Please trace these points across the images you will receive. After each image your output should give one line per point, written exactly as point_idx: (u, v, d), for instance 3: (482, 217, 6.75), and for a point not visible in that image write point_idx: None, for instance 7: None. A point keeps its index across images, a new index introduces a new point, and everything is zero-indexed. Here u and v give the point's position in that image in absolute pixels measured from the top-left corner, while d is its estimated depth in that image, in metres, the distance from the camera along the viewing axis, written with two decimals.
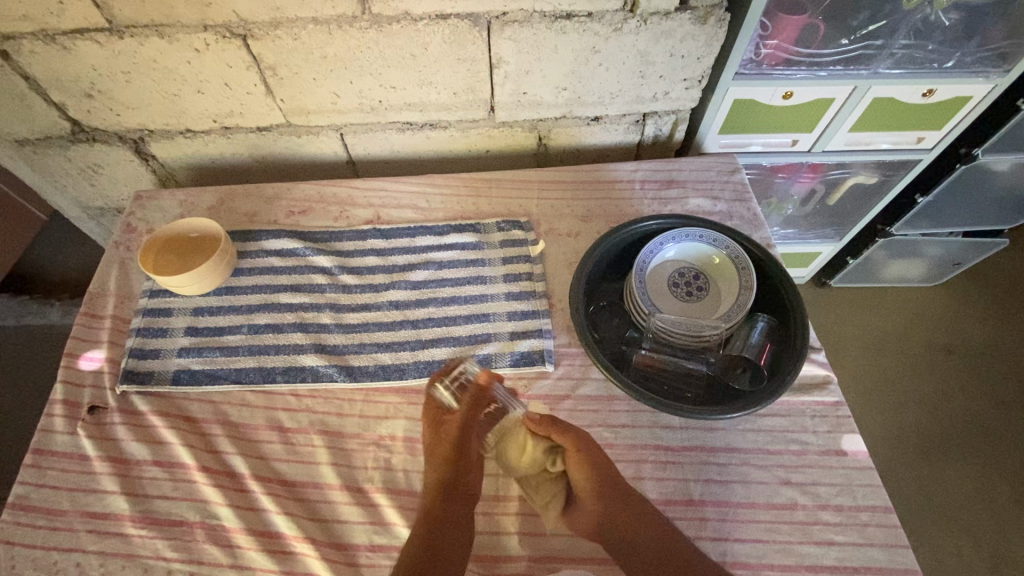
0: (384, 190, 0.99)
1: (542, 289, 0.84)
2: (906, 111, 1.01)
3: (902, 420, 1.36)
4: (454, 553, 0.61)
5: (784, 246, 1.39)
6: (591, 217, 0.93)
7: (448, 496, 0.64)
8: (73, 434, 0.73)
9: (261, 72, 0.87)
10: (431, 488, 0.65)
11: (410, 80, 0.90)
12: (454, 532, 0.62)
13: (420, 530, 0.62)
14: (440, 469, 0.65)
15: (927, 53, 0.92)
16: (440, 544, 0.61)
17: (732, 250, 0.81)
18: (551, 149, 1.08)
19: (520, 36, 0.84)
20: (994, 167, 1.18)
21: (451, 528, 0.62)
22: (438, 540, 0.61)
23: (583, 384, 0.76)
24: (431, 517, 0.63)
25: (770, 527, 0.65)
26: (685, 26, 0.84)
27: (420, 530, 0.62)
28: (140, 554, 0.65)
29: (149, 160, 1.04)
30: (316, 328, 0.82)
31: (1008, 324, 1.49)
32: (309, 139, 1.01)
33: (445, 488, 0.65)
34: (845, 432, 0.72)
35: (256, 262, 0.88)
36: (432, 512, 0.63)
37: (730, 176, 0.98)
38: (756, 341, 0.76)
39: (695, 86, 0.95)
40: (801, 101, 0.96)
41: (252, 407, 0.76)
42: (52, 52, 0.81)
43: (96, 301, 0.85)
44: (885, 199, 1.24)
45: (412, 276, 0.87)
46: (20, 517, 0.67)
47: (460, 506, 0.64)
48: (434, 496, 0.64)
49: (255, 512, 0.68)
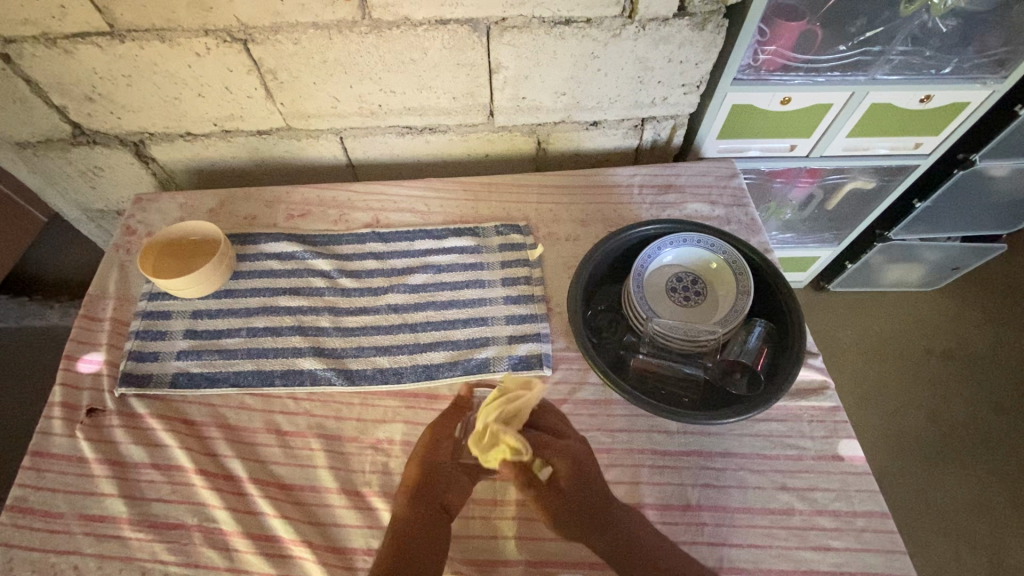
0: (384, 194, 0.99)
1: (541, 293, 0.85)
2: (903, 118, 1.01)
3: (900, 424, 1.36)
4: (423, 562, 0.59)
5: (781, 250, 1.38)
6: (589, 222, 0.93)
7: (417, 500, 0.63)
8: (71, 436, 0.73)
9: (261, 76, 0.87)
10: (402, 494, 0.64)
11: (410, 85, 0.90)
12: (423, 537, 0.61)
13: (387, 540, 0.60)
14: (411, 476, 0.65)
15: (924, 59, 0.93)
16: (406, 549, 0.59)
17: (730, 255, 0.82)
18: (550, 153, 1.08)
19: (519, 42, 0.84)
20: (991, 173, 1.18)
21: (423, 532, 0.61)
22: (407, 547, 0.59)
23: (581, 388, 0.76)
24: (403, 523, 0.61)
25: (767, 532, 0.66)
26: (684, 32, 0.84)
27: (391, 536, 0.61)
28: (137, 557, 0.65)
29: (149, 163, 1.04)
30: (315, 331, 0.82)
31: (1005, 329, 1.49)
32: (309, 143, 1.01)
33: (416, 491, 0.64)
34: (843, 438, 0.72)
35: (256, 265, 0.88)
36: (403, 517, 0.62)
37: (728, 181, 0.99)
38: (754, 345, 0.76)
39: (694, 91, 0.95)
40: (799, 105, 0.96)
41: (251, 410, 0.76)
42: (53, 55, 0.82)
43: (95, 304, 0.85)
44: (883, 206, 1.25)
45: (411, 279, 0.87)
46: (19, 519, 0.67)
47: (431, 511, 0.63)
48: (404, 504, 0.63)
49: (253, 515, 0.68)
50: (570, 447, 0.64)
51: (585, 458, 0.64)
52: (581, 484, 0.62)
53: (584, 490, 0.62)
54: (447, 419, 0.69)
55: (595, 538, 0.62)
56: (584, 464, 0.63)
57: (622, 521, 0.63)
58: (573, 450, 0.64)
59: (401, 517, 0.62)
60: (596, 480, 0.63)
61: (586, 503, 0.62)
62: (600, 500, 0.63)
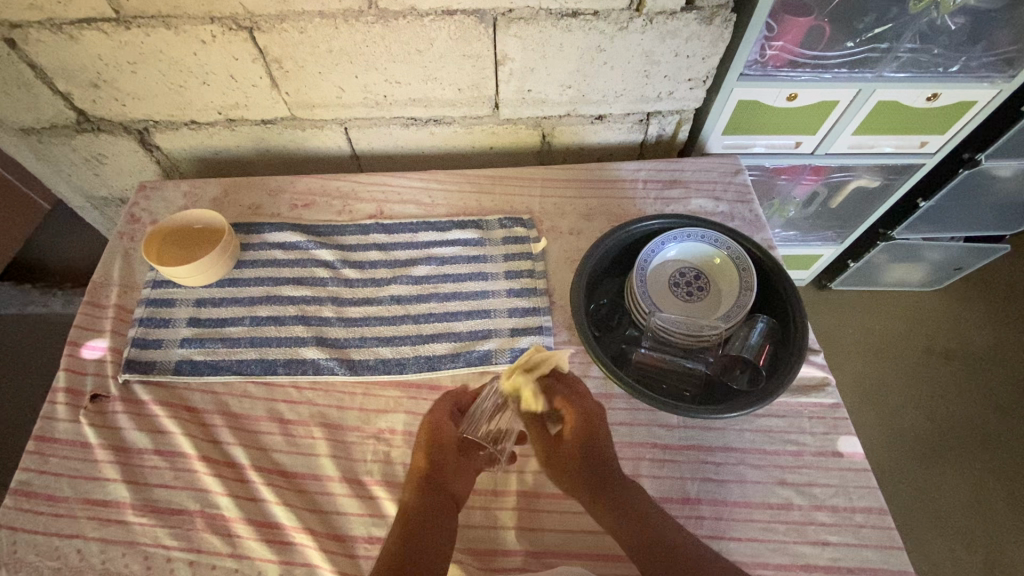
0: (388, 185, 0.99)
1: (544, 286, 0.85)
2: (910, 115, 1.01)
3: (900, 423, 1.37)
4: (431, 556, 0.58)
5: (785, 248, 1.39)
6: (593, 216, 0.93)
7: (424, 488, 0.63)
8: (75, 421, 0.73)
9: (267, 65, 0.87)
10: (409, 484, 0.64)
11: (415, 76, 0.90)
12: (434, 530, 0.60)
13: (395, 537, 0.59)
14: (417, 466, 0.65)
15: (932, 57, 0.92)
16: (419, 544, 0.59)
17: (734, 251, 0.82)
18: (554, 147, 1.08)
19: (526, 33, 0.84)
20: (997, 172, 1.18)
21: (431, 524, 0.60)
22: (419, 540, 0.59)
23: (582, 381, 0.76)
24: (411, 513, 0.61)
25: (766, 526, 0.66)
26: (691, 26, 0.84)
27: (398, 533, 0.60)
28: (140, 542, 0.66)
29: (153, 151, 1.05)
30: (317, 321, 0.82)
31: (1008, 331, 1.49)
32: (314, 133, 1.01)
33: (422, 481, 0.63)
34: (843, 434, 0.72)
35: (260, 254, 0.89)
36: (411, 508, 0.62)
37: (733, 177, 0.98)
38: (756, 341, 0.77)
39: (700, 86, 0.95)
40: (804, 103, 0.97)
41: (253, 398, 0.76)
42: (58, 41, 0.82)
43: (100, 290, 0.86)
44: (886, 205, 1.25)
45: (414, 271, 0.87)
46: (23, 502, 0.68)
47: (441, 502, 0.62)
48: (411, 493, 0.63)
49: (254, 502, 0.68)
50: (584, 408, 0.65)
51: (598, 429, 0.64)
52: (593, 445, 0.63)
53: (596, 452, 0.63)
54: (441, 405, 0.69)
55: (607, 516, 0.62)
56: (594, 428, 0.64)
57: (633, 497, 0.62)
58: (584, 413, 0.65)
59: (409, 507, 0.62)
60: (606, 443, 0.64)
61: (600, 464, 0.63)
62: (610, 464, 0.63)
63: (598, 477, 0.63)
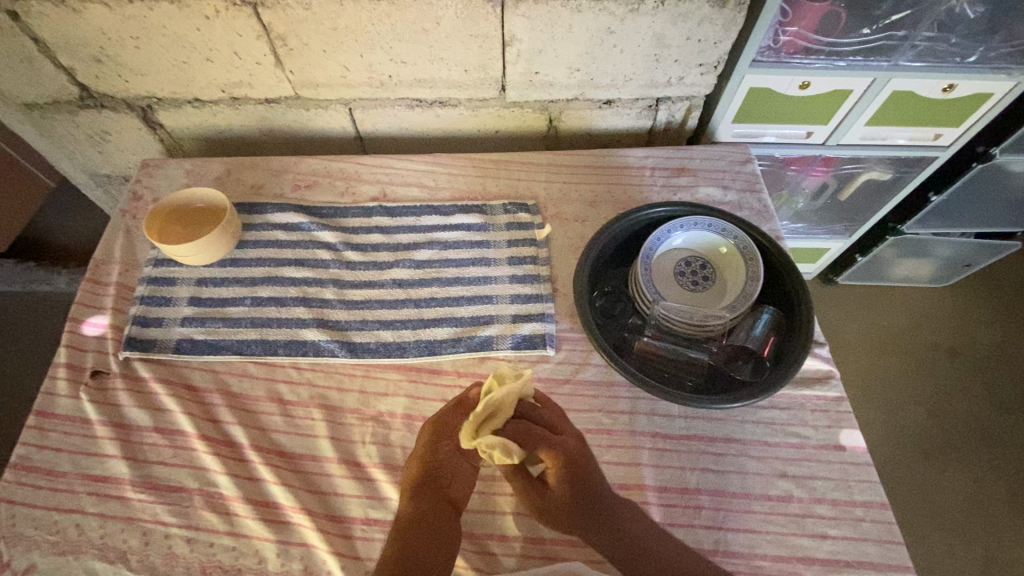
0: (392, 167, 0.98)
1: (547, 273, 0.84)
2: (924, 106, 0.99)
3: (902, 419, 1.36)
4: (425, 557, 0.59)
5: (792, 240, 1.37)
6: (598, 203, 0.92)
7: (418, 494, 0.64)
8: (76, 397, 0.73)
9: (271, 42, 0.86)
10: (404, 492, 0.65)
11: (421, 55, 0.88)
12: (427, 534, 0.61)
13: (391, 539, 0.61)
14: (413, 471, 0.66)
15: (949, 46, 0.90)
16: (411, 547, 0.60)
17: (741, 240, 0.80)
18: (561, 132, 1.07)
19: (535, 14, 0.82)
20: (1012, 168, 1.15)
21: (426, 529, 0.61)
22: (409, 547, 0.60)
23: (584, 368, 0.76)
24: (408, 518, 0.62)
25: (765, 518, 0.66)
26: (704, 9, 0.82)
27: (393, 539, 0.61)
28: (139, 518, 0.66)
29: (156, 129, 1.04)
30: (319, 303, 0.82)
31: (1015, 329, 1.48)
32: (317, 113, 1.00)
33: (416, 489, 0.64)
34: (845, 428, 0.71)
35: (261, 235, 0.88)
36: (404, 516, 0.63)
37: (742, 167, 0.97)
38: (761, 333, 0.75)
39: (711, 72, 0.93)
40: (818, 91, 0.95)
41: (253, 378, 0.76)
42: (61, 14, 0.80)
43: (101, 267, 0.85)
44: (897, 197, 1.23)
45: (417, 255, 0.87)
46: (22, 476, 0.68)
47: (438, 508, 0.63)
48: (406, 500, 0.64)
49: (253, 481, 0.69)
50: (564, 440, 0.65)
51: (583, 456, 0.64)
52: (576, 474, 0.63)
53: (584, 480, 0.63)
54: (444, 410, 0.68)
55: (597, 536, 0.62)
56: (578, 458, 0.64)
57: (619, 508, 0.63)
58: (566, 446, 0.64)
59: (403, 514, 0.63)
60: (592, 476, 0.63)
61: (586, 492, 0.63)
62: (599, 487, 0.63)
63: (584, 504, 0.62)
